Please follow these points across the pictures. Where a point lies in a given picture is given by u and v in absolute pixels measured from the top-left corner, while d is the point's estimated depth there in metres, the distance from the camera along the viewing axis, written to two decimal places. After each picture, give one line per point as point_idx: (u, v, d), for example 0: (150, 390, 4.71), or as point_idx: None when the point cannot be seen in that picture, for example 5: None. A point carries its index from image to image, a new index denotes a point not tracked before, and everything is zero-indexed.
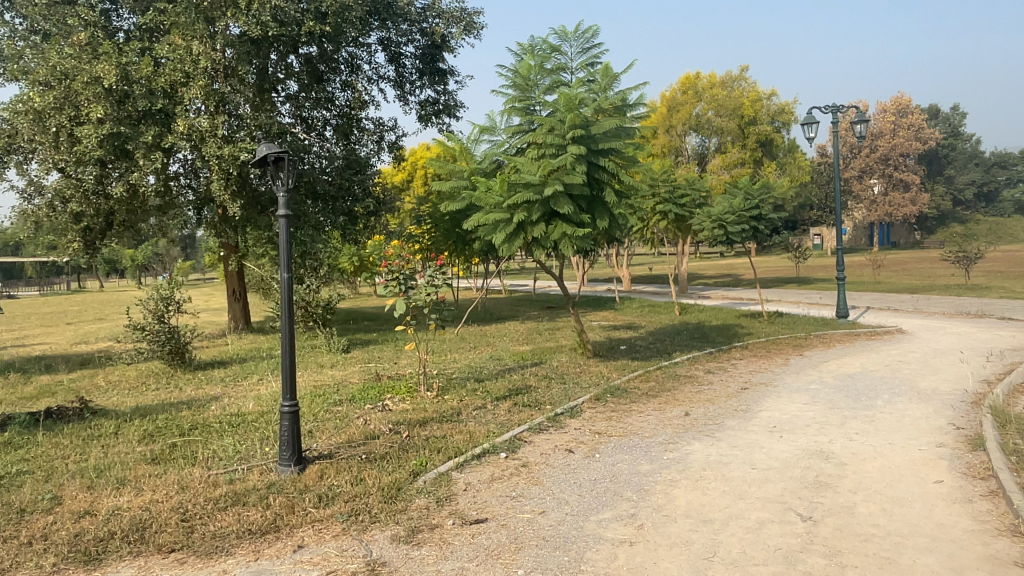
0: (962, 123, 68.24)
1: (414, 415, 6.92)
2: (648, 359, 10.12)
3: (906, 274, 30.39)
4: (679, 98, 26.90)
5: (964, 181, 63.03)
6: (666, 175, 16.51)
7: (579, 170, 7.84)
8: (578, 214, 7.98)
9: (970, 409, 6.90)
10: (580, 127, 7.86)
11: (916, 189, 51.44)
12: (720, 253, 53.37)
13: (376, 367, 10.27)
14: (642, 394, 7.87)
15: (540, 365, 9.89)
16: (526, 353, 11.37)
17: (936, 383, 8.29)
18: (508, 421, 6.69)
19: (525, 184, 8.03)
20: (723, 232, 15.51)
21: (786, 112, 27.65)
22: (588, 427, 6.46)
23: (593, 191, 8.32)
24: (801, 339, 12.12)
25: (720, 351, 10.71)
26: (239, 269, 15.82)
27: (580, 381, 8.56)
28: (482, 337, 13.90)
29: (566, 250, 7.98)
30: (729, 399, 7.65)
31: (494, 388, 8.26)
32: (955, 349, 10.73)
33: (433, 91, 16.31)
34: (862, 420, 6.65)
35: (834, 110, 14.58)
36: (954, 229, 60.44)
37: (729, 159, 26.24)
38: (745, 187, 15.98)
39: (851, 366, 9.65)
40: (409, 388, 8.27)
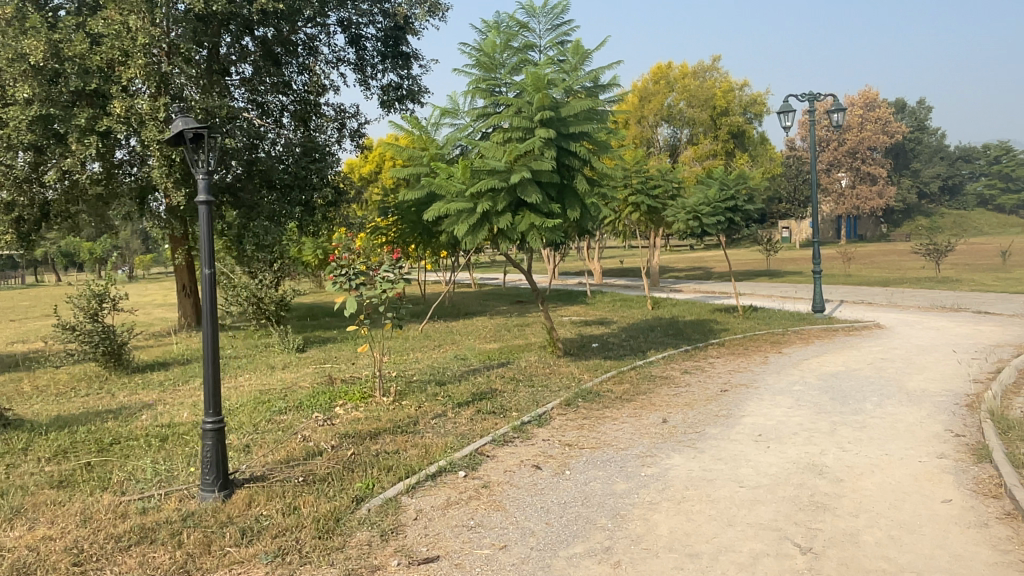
0: (928, 117, 69.12)
1: (365, 427, 6.24)
2: (621, 359, 9.54)
3: (876, 267, 30.36)
4: (651, 88, 26.43)
5: (930, 175, 63.79)
6: (638, 166, 15.95)
7: (548, 156, 7.22)
8: (548, 204, 7.36)
9: (966, 413, 6.44)
10: (549, 109, 7.24)
11: (883, 182, 51.84)
12: (690, 246, 53.41)
13: (330, 369, 9.52)
14: (616, 398, 7.28)
15: (508, 366, 9.25)
16: (493, 352, 10.71)
17: (924, 383, 7.84)
18: (468, 432, 6.04)
19: (490, 170, 7.36)
20: (699, 224, 15.10)
21: (758, 103, 27.16)
22: (558, 438, 5.84)
23: (563, 179, 7.71)
24: (778, 336, 11.66)
25: (697, 349, 10.19)
26: (189, 263, 14.95)
27: (551, 384, 7.92)
28: (447, 334, 13.19)
29: (534, 243, 7.33)
30: (709, 403, 7.09)
31: (457, 392, 7.58)
32: (938, 345, 10.36)
33: (396, 75, 15.54)
34: (853, 427, 6.14)
35: (810, 99, 14.13)
36: (919, 223, 61.12)
37: (701, 151, 26.06)
38: (721, 177, 15.72)
39: (833, 364, 9.18)
40: (363, 394, 7.55)
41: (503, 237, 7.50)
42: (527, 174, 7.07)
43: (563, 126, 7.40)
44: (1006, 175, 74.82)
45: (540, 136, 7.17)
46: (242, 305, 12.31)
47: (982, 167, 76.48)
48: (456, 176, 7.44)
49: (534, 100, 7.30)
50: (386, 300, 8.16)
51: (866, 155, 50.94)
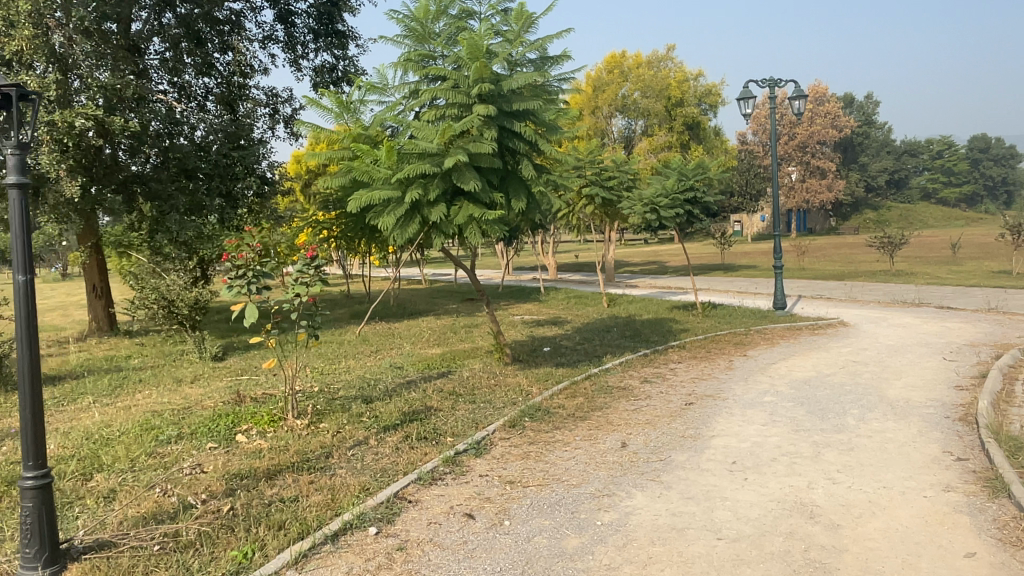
0: (875, 112, 70.35)
1: (265, 463, 5.16)
2: (574, 366, 8.60)
3: (828, 260, 30.31)
4: (605, 78, 25.55)
5: (877, 169, 64.85)
6: (592, 156, 15.17)
7: (487, 136, 6.18)
8: (489, 193, 6.32)
9: (961, 430, 5.69)
10: (489, 82, 6.20)
11: (832, 176, 52.36)
12: (645, 240, 53.10)
13: (243, 384, 8.34)
14: (568, 416, 6.32)
15: (448, 377, 8.20)
16: (435, 360, 9.64)
17: (906, 391, 7.10)
18: (389, 468, 5.00)
19: (420, 154, 6.31)
20: (657, 217, 14.08)
21: (713, 94, 26.56)
22: (496, 474, 4.85)
23: (506, 166, 6.67)
24: (741, 335, 10.90)
25: (656, 353, 9.33)
26: (99, 261, 13.68)
27: (494, 399, 6.91)
28: (387, 338, 12.08)
29: (473, 238, 6.29)
30: (673, 420, 6.18)
31: (385, 412, 6.52)
32: (909, 346, 9.72)
33: (330, 55, 14.32)
34: (839, 450, 5.30)
35: (771, 84, 13.45)
36: (867, 217, 62.18)
37: (656, 142, 25.20)
38: (679, 167, 14.62)
39: (804, 369, 8.41)
40: (272, 417, 6.44)
41: (436, 231, 6.43)
42: (463, 158, 6.03)
43: (506, 103, 6.36)
44: (948, 169, 77.31)
45: (478, 113, 6.13)
46: (151, 308, 11.00)
47: (925, 161, 78.39)
48: (380, 158, 6.32)
49: (471, 70, 6.26)
50: (299, 307, 6.85)
51: (816, 149, 51.31)
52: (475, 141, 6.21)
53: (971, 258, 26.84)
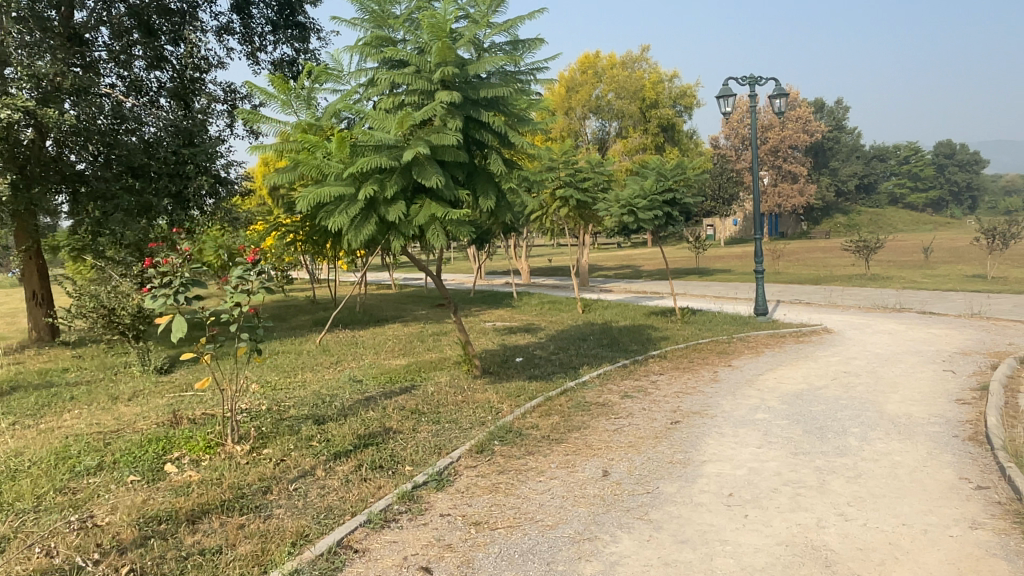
0: (845, 117, 71.04)
1: (191, 502, 4.46)
2: (548, 379, 7.94)
3: (802, 264, 30.13)
4: (578, 78, 25.17)
5: (847, 173, 65.34)
6: (566, 157, 14.69)
7: (451, 126, 5.52)
8: (454, 190, 5.66)
9: (975, 450, 5.15)
10: (452, 65, 5.55)
11: (803, 181, 52.58)
12: (619, 243, 52.88)
13: (185, 402, 7.54)
14: (542, 439, 5.66)
15: (411, 393, 7.49)
16: (398, 373, 8.91)
17: (905, 406, 6.56)
18: (336, 506, 4.30)
19: (376, 146, 5.61)
20: (634, 220, 13.37)
21: (688, 96, 26.14)
22: (460, 513, 4.18)
23: (473, 161, 6.01)
24: (724, 344, 10.36)
25: (636, 364, 8.75)
26: (41, 267, 12.86)
27: (460, 419, 6.24)
28: (350, 348, 11.32)
29: (436, 241, 5.62)
30: (659, 443, 5.57)
31: (338, 435, 5.81)
32: (899, 355, 9.23)
33: (291, 48, 13.57)
34: (844, 479, 4.72)
35: (751, 82, 12.99)
36: (837, 221, 62.72)
37: (631, 144, 24.78)
38: (657, 166, 13.91)
39: (793, 380, 7.86)
40: (208, 443, 5.74)
41: (394, 231, 5.74)
42: (424, 150, 5.35)
43: (472, 90, 5.72)
44: (915, 174, 78.71)
45: (440, 100, 5.48)
46: (89, 318, 10.12)
47: (893, 166, 79.50)
48: (331, 151, 5.59)
49: (432, 53, 5.59)
50: (239, 317, 5.79)
51: (787, 153, 51.47)
52: (437, 131, 5.54)
53: (943, 262, 26.76)
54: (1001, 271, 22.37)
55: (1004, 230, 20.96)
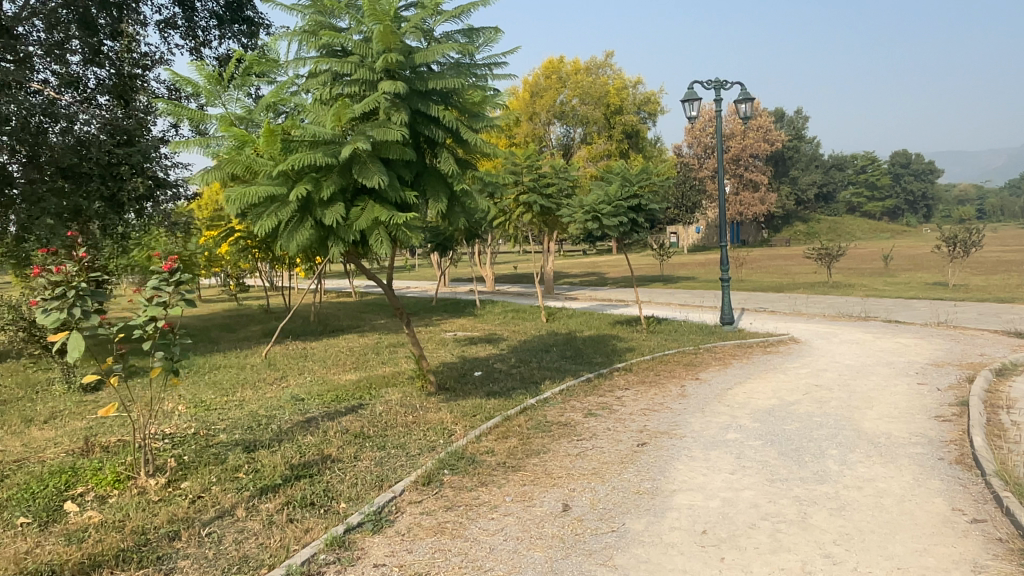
0: (805, 126, 72.18)
1: (83, 551, 3.83)
2: (507, 396, 7.39)
3: (766, 272, 30.16)
4: (542, 83, 24.77)
5: (807, 182, 66.21)
6: (530, 160, 14.25)
7: (396, 119, 4.95)
8: (400, 191, 5.09)
9: (963, 475, 4.76)
10: (397, 53, 5.00)
11: (765, 189, 53.08)
12: (583, 250, 52.65)
13: (106, 426, 6.83)
14: (496, 467, 5.12)
15: (357, 413, 6.87)
16: (347, 389, 8.26)
17: (883, 424, 6.17)
18: (252, 556, 3.71)
19: (311, 142, 5.01)
20: (599, 226, 12.91)
21: (652, 102, 25.95)
22: (397, 563, 3.61)
23: (421, 160, 5.45)
24: (691, 356, 9.95)
25: (600, 378, 8.26)
26: None
27: (408, 445, 5.67)
28: (298, 362, 10.62)
29: (379, 248, 5.03)
30: (625, 469, 5.05)
31: (268, 465, 5.28)
32: (871, 367, 8.91)
33: (238, 44, 12.85)
34: (828, 511, 4.26)
35: (716, 86, 12.69)
36: (797, 229, 63.54)
37: (595, 151, 24.45)
38: (621, 172, 13.50)
39: (765, 395, 7.44)
40: (119, 476, 5.15)
41: (332, 236, 5.14)
42: (364, 146, 4.78)
43: (419, 81, 5.17)
44: (871, 183, 80.37)
45: (384, 90, 4.91)
46: (9, 333, 9.29)
47: (850, 175, 81.08)
48: (259, 147, 4.97)
49: (375, 38, 5.01)
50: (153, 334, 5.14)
51: (748, 162, 51.91)
52: (381, 124, 4.97)
53: (903, 270, 26.99)
54: (960, 279, 22.55)
55: (964, 238, 21.13)
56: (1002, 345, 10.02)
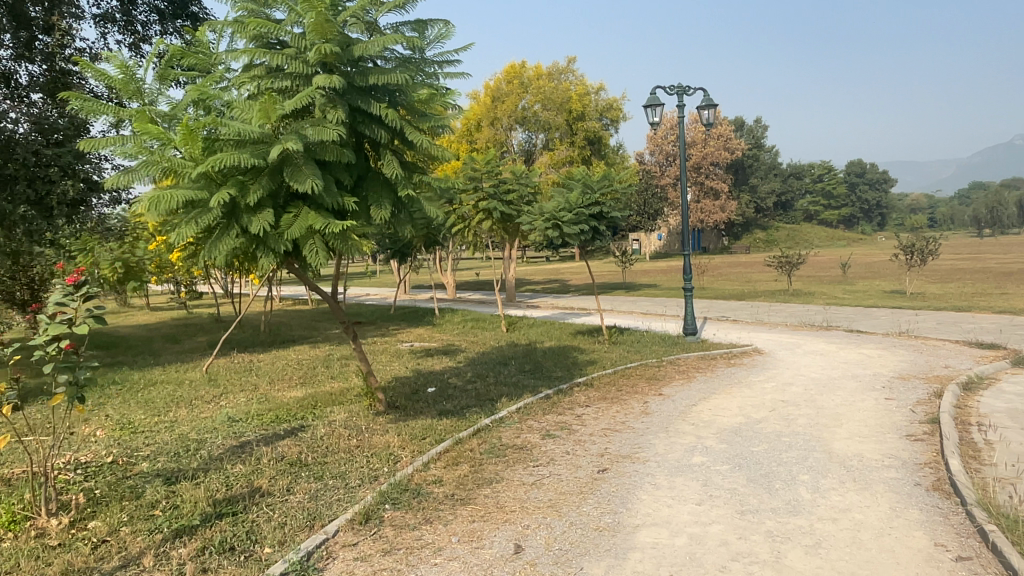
0: (764, 135, 73.25)
1: None
2: (460, 416, 6.91)
3: (727, 279, 30.22)
4: (504, 88, 24.36)
5: (766, 190, 67.04)
6: (490, 165, 13.85)
7: (331, 116, 4.47)
8: (337, 197, 4.61)
9: (943, 504, 4.46)
10: (334, 44, 4.53)
11: (725, 197, 53.60)
12: (546, 257, 52.45)
13: (15, 454, 6.19)
14: (443, 500, 4.65)
15: (296, 436, 6.33)
16: (288, 408, 7.69)
17: (854, 445, 5.87)
18: None
19: (238, 141, 4.50)
20: (559, 234, 12.53)
21: (614, 109, 25.75)
22: None
23: (363, 162, 4.97)
24: (654, 369, 9.61)
25: (560, 395, 7.85)
26: None
27: (348, 474, 5.18)
28: (241, 378, 9.99)
29: (313, 258, 4.53)
30: (583, 501, 4.63)
31: (188, 501, 4.78)
32: (837, 380, 8.66)
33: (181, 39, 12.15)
34: (804, 549, 3.90)
35: (679, 92, 12.43)
36: (757, 237, 64.34)
37: (557, 157, 24.13)
38: (583, 178, 13.13)
39: (730, 412, 7.10)
40: (16, 516, 4.56)
41: (262, 246, 4.64)
42: (296, 146, 4.30)
43: (359, 76, 4.70)
44: (827, 192, 81.90)
45: (318, 84, 4.43)
46: None
47: (807, 184, 82.57)
48: (177, 145, 4.47)
49: (308, 28, 4.53)
50: (56, 356, 4.58)
51: (709, 170, 52.36)
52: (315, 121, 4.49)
53: (861, 278, 27.28)
54: (916, 288, 22.81)
55: (922, 246, 21.33)
56: (965, 356, 9.91)
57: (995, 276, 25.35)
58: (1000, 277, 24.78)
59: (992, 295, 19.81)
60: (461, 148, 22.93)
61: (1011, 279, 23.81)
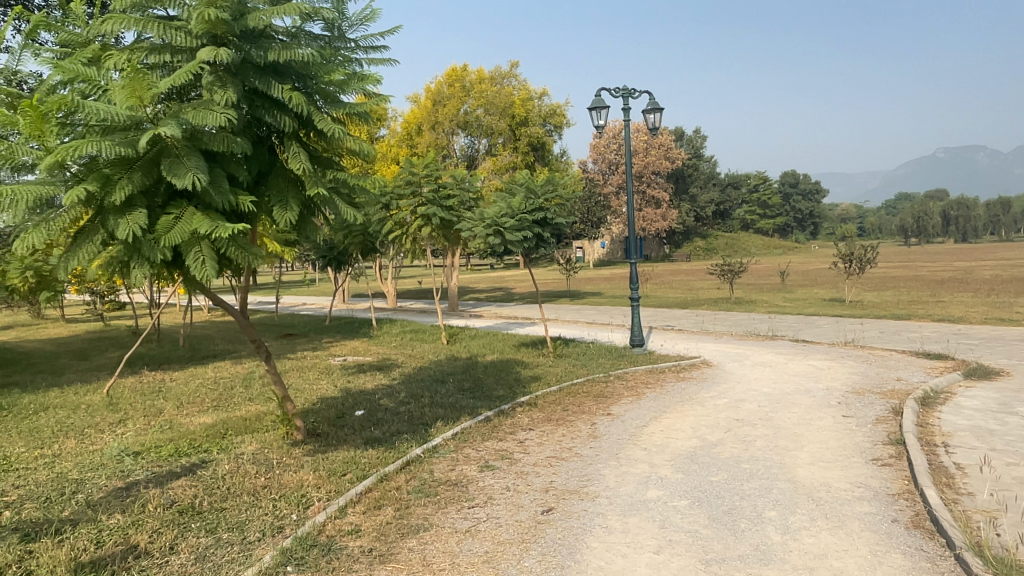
0: (703, 145, 74.55)
1: None
2: (388, 445, 6.15)
3: (670, 287, 30.18)
4: (445, 92, 23.62)
5: (706, 199, 68.04)
6: (428, 168, 13.13)
7: (220, 97, 3.71)
8: (229, 195, 3.83)
9: (927, 547, 3.96)
10: (223, 11, 3.80)
11: (666, 206, 54.12)
12: (490, 265, 51.77)
13: None
14: (358, 557, 3.91)
15: (194, 476, 5.47)
16: (192, 439, 6.76)
17: (819, 472, 5.37)
18: None
19: (104, 127, 3.69)
20: (501, 241, 11.88)
21: (557, 114, 25.35)
22: None
23: (265, 156, 4.22)
24: (600, 385, 9.02)
25: (501, 417, 7.15)
26: None
27: (248, 526, 4.39)
28: (144, 402, 8.92)
29: (198, 267, 3.74)
30: (525, 554, 3.94)
31: (45, 566, 3.90)
32: (791, 395, 8.23)
33: None
34: None
35: (624, 94, 11.98)
36: (697, 245, 65.29)
37: (500, 162, 23.53)
38: (526, 182, 12.53)
39: (684, 435, 6.53)
40: None
41: (136, 255, 3.82)
42: (172, 132, 3.53)
43: (256, 52, 3.96)
44: (763, 202, 83.87)
45: (201, 58, 3.69)
46: None
47: (744, 194, 84.46)
48: (25, 133, 3.64)
49: None
50: None
51: (650, 179, 52.81)
52: (199, 104, 3.73)
53: (800, 286, 27.65)
54: (854, 295, 23.13)
55: (860, 255, 21.59)
56: (914, 368, 9.69)
57: (926, 283, 26.02)
58: (932, 285, 25.45)
59: (927, 303, 20.15)
60: (401, 153, 22.06)
61: (942, 287, 24.39)
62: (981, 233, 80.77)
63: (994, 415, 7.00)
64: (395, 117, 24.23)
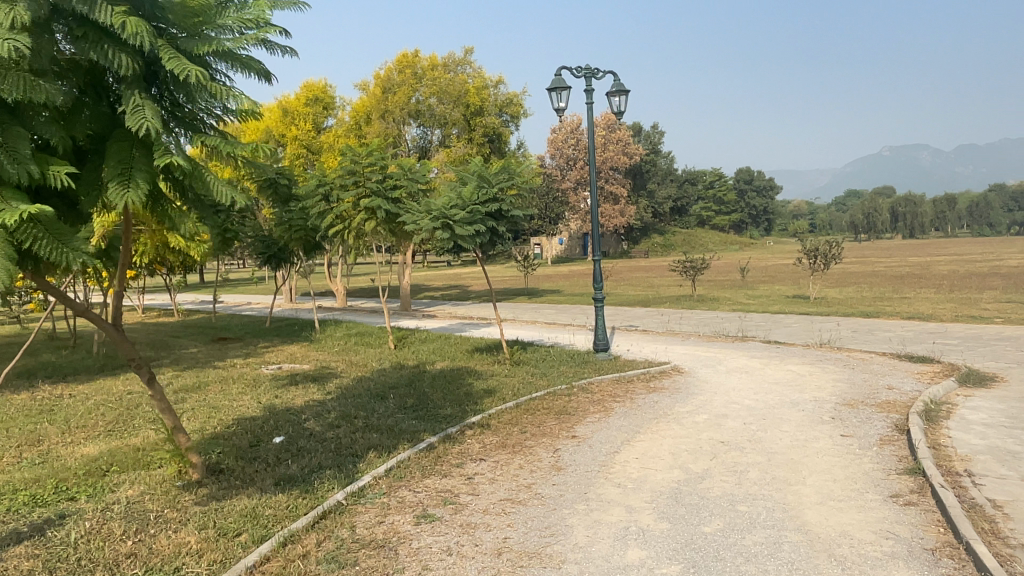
0: (660, 142, 74.27)
1: None
2: (304, 486, 4.97)
3: (630, 285, 29.35)
4: (395, 79, 22.34)
5: (664, 196, 67.50)
6: (372, 156, 11.91)
7: (4, 19, 2.57)
8: (29, 163, 2.64)
9: None
10: None
11: (624, 202, 53.48)
12: (446, 262, 50.41)
13: None
14: None
15: (38, 540, 4.19)
16: (60, 479, 5.44)
17: (831, 515, 4.39)
18: None
19: None
20: (450, 235, 10.71)
21: (514, 104, 24.17)
22: None
23: (99, 115, 3.05)
24: (563, 399, 7.94)
25: (446, 445, 6.00)
26: None
27: None
28: (23, 426, 7.49)
29: None
30: None
31: None
32: (778, 409, 7.27)
33: None
34: None
35: (587, 75, 10.93)
36: (654, 241, 65.04)
37: (455, 153, 22.30)
38: (478, 170, 11.37)
39: (663, 465, 5.50)
40: None
41: None
42: None
43: None
44: (719, 198, 84.11)
45: None
46: None
47: (701, 191, 84.55)
48: None
49: None
50: None
51: (608, 175, 52.08)
52: None
53: (761, 283, 27.06)
54: (818, 292, 22.54)
55: (824, 250, 20.98)
56: (903, 375, 8.86)
57: (887, 280, 25.63)
58: (893, 281, 25.03)
59: (893, 300, 19.63)
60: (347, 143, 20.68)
61: (904, 283, 24.06)
62: (929, 230, 82.49)
63: (1009, 432, 6.13)
64: (343, 105, 22.81)
